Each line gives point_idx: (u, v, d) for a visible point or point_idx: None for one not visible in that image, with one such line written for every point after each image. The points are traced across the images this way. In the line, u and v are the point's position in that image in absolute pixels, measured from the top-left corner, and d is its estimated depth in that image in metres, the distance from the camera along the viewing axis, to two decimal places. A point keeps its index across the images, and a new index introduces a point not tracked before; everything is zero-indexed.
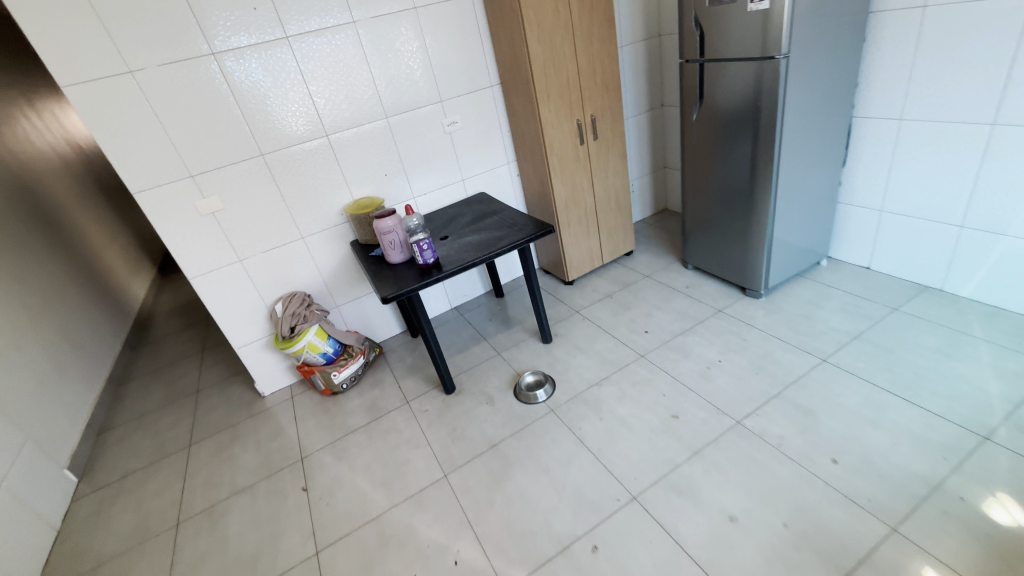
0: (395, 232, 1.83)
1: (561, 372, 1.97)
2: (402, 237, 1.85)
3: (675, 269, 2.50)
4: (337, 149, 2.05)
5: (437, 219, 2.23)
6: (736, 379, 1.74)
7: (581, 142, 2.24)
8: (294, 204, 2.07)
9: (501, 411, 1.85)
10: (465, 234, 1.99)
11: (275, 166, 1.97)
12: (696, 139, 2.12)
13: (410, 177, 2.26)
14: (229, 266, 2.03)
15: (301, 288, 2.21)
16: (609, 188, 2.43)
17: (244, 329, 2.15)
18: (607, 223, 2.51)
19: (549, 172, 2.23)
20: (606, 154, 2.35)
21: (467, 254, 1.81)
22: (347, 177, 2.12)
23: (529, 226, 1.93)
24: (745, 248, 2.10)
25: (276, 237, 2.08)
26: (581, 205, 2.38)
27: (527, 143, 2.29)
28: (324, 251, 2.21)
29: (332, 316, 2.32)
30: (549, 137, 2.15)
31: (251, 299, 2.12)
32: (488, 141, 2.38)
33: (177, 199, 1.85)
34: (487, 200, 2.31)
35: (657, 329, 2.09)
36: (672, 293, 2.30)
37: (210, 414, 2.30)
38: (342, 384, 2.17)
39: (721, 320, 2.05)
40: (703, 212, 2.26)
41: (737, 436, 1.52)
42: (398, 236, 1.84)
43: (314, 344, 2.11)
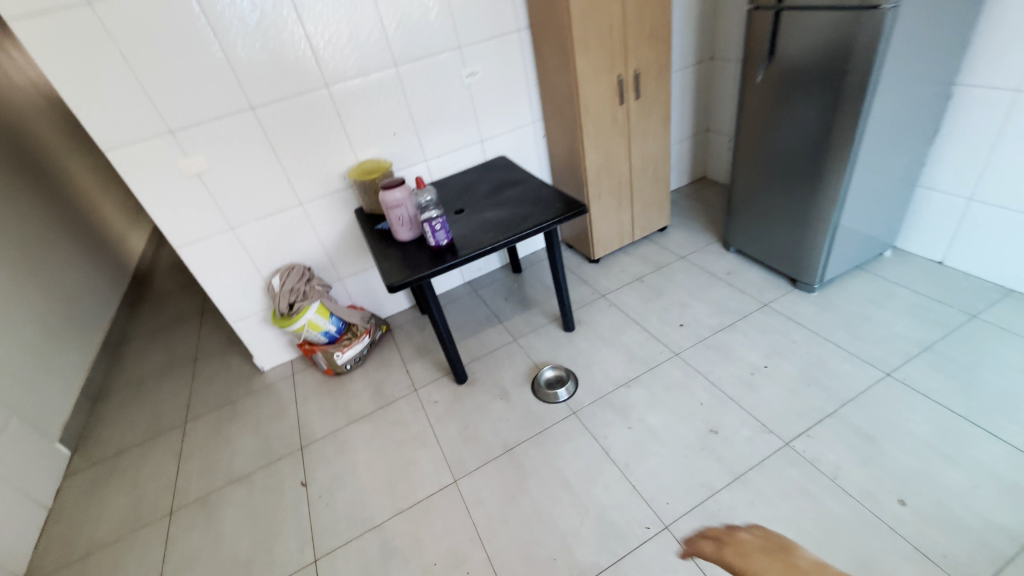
0: (404, 207, 1.59)
1: (585, 367, 1.78)
2: (412, 211, 1.61)
3: (714, 250, 2.24)
4: (339, 103, 1.78)
5: (451, 187, 1.98)
6: (784, 390, 1.54)
7: (619, 103, 1.93)
8: (291, 166, 1.82)
9: (517, 410, 1.68)
10: (483, 209, 1.75)
11: (268, 122, 1.71)
12: (757, 105, 1.80)
13: (423, 137, 1.98)
14: (220, 234, 1.82)
15: (301, 259, 2.00)
16: (648, 156, 2.14)
17: (239, 302, 1.98)
18: (641, 196, 2.23)
19: (581, 137, 1.94)
20: (648, 117, 2.04)
21: (485, 237, 1.58)
22: (350, 136, 1.86)
23: (558, 204, 1.68)
24: (802, 236, 1.84)
25: (271, 204, 1.85)
26: (614, 175, 2.10)
27: (557, 101, 1.98)
28: (325, 219, 1.98)
29: (335, 290, 2.12)
30: (584, 96, 1.85)
31: (246, 271, 1.93)
32: (512, 97, 2.07)
33: (157, 159, 1.61)
34: (509, 167, 2.04)
35: (693, 322, 1.87)
36: (711, 280, 2.06)
37: (207, 387, 2.17)
38: (346, 365, 2.01)
39: (768, 316, 1.83)
40: (755, 191, 1.98)
41: (786, 462, 1.35)
42: (407, 211, 1.60)
43: (315, 322, 1.93)
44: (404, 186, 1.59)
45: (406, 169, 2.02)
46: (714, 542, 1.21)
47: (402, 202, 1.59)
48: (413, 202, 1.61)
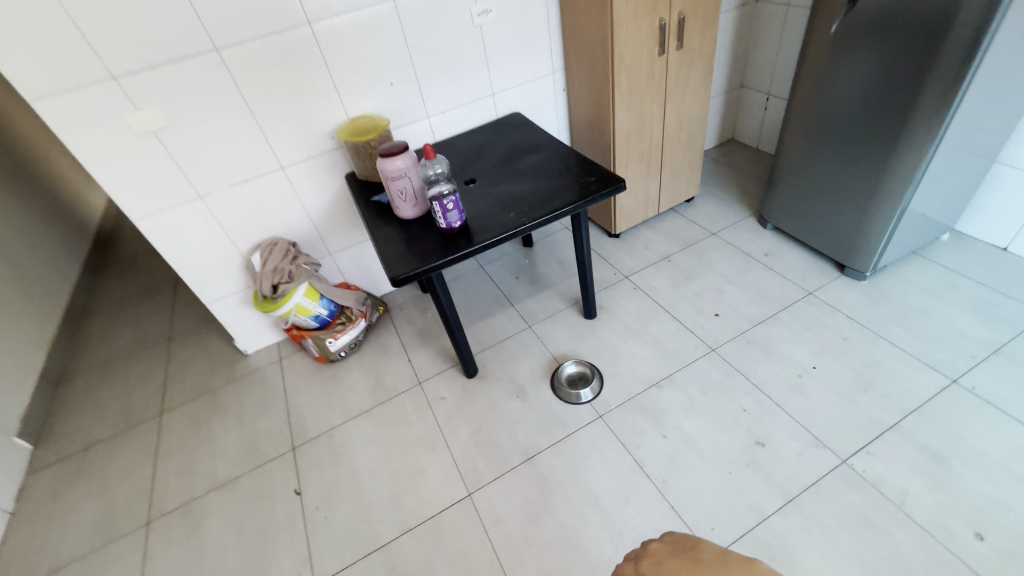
0: (406, 177, 1.32)
1: (610, 362, 1.60)
2: (416, 182, 1.34)
3: (748, 226, 2.02)
4: (324, 44, 1.45)
5: (458, 152, 1.69)
6: (837, 397, 1.38)
7: (659, 53, 1.63)
8: (267, 123, 1.51)
9: (536, 411, 1.51)
10: (500, 180, 1.48)
11: (238, 67, 1.39)
12: (823, 63, 1.52)
13: (424, 89, 1.67)
14: (185, 204, 1.53)
15: (284, 231, 1.73)
16: (683, 117, 1.86)
17: (215, 281, 1.72)
18: (672, 163, 1.98)
19: (611, 94, 1.66)
20: (689, 70, 1.75)
21: (504, 217, 1.33)
22: (338, 87, 1.54)
23: (589, 176, 1.42)
24: (859, 218, 1.62)
25: (245, 167, 1.55)
26: (645, 140, 1.83)
27: (583, 49, 1.67)
28: (312, 186, 1.69)
29: (324, 266, 1.87)
30: (620, 43, 1.54)
31: (220, 245, 1.66)
32: (529, 41, 1.74)
33: (101, 111, 1.30)
34: (526, 127, 1.75)
35: (729, 312, 1.68)
36: (747, 263, 1.85)
37: (183, 371, 1.95)
38: (340, 353, 1.80)
39: (813, 306, 1.64)
40: (805, 164, 1.73)
41: (846, 484, 1.20)
42: (409, 182, 1.33)
43: (303, 306, 1.69)
44: (405, 151, 1.31)
45: (405, 128, 1.72)
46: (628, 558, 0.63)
47: (404, 171, 1.31)
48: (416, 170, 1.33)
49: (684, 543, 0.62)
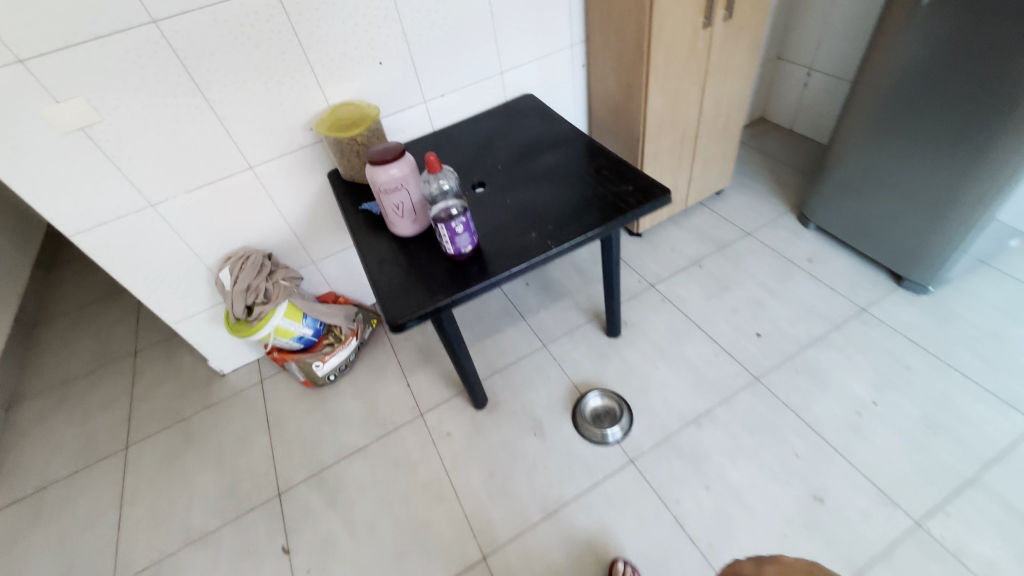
0: (404, 189, 1.07)
1: (639, 393, 1.40)
2: (417, 195, 1.09)
3: (787, 225, 1.79)
4: (295, 14, 1.16)
5: (462, 147, 1.43)
6: (905, 441, 1.21)
7: (703, 26, 1.36)
8: (227, 114, 1.23)
9: (557, 452, 1.32)
10: (515, 188, 1.23)
11: (184, 45, 1.10)
12: (901, 44, 1.26)
13: (420, 68, 1.38)
14: (133, 213, 1.27)
15: (257, 240, 1.47)
16: (722, 101, 1.60)
17: (178, 299, 1.47)
18: (705, 152, 1.73)
19: (645, 76, 1.39)
20: (735, 45, 1.47)
21: (524, 239, 1.09)
22: (314, 69, 1.25)
23: (626, 184, 1.16)
24: (927, 226, 1.40)
25: (203, 168, 1.28)
26: (677, 129, 1.57)
27: (611, 19, 1.39)
28: (288, 187, 1.42)
29: (307, 276, 1.63)
30: (660, 14, 1.26)
31: (180, 259, 1.40)
32: (545, 8, 1.44)
33: (6, 102, 1.01)
34: (542, 115, 1.48)
35: (773, 331, 1.48)
36: (789, 270, 1.64)
37: (151, 394, 1.72)
38: (328, 376, 1.58)
39: (869, 326, 1.44)
40: (863, 160, 1.49)
41: (924, 553, 1.04)
42: (409, 195, 1.08)
43: (284, 328, 1.46)
44: (402, 158, 1.05)
45: (397, 116, 1.44)
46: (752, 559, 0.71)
47: (401, 183, 1.06)
48: (416, 180, 1.08)
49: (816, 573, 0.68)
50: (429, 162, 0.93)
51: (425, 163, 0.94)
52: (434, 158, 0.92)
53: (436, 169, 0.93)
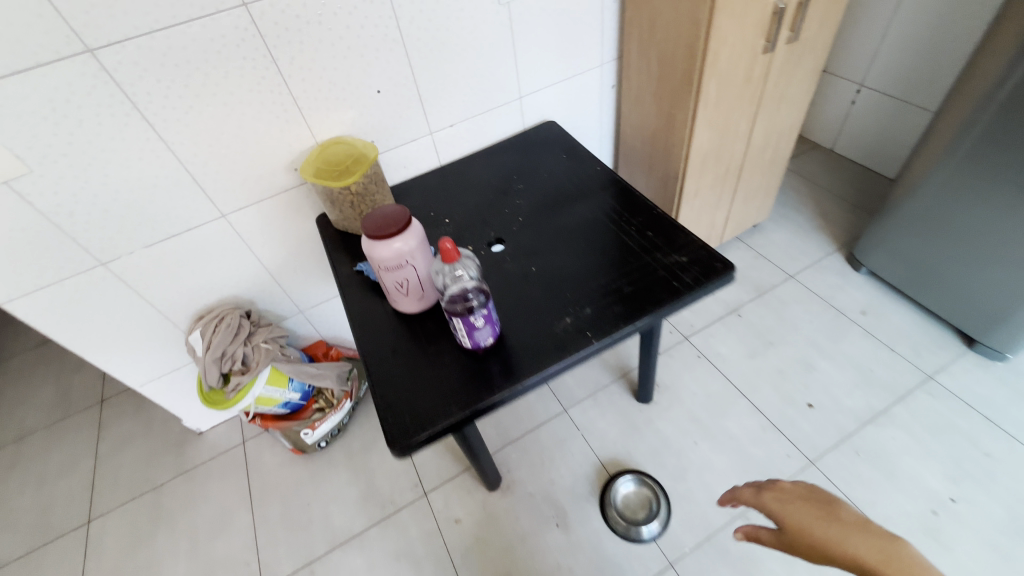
0: (409, 265, 0.86)
1: (675, 476, 1.23)
2: (423, 270, 0.88)
3: (835, 267, 1.60)
4: (272, 37, 0.93)
5: (475, 189, 1.21)
6: (990, 551, 1.04)
7: (763, 50, 1.14)
8: (192, 156, 1.00)
9: (584, 552, 1.14)
10: (541, 250, 1.03)
11: (131, 79, 0.87)
12: (1002, 79, 1.05)
13: (427, 95, 1.16)
14: (79, 273, 1.05)
15: (233, 292, 1.26)
16: (774, 130, 1.39)
17: (141, 361, 1.26)
18: (748, 185, 1.52)
19: (693, 108, 1.18)
20: (796, 69, 1.25)
21: (556, 327, 0.88)
22: (298, 99, 1.03)
23: (678, 253, 0.95)
24: (1015, 288, 1.21)
25: (164, 219, 1.06)
26: (722, 164, 1.37)
27: (655, 40, 1.17)
28: (269, 235, 1.21)
29: (294, 327, 1.43)
30: (717, 38, 1.05)
31: (141, 319, 1.19)
32: (575, 23, 1.22)
33: None
34: (568, 150, 1.27)
35: (827, 402, 1.30)
36: (841, 324, 1.45)
37: (118, 455, 1.52)
38: (319, 444, 1.40)
39: (937, 400, 1.26)
40: (937, 205, 1.29)
41: None
42: (414, 271, 0.87)
43: (267, 397, 1.26)
44: (407, 227, 0.84)
45: (400, 150, 1.22)
46: (749, 485, 0.68)
47: (406, 258, 0.85)
48: (424, 252, 0.87)
49: (822, 496, 0.63)
50: (443, 250, 0.72)
51: (439, 252, 0.73)
52: (451, 248, 0.72)
53: (453, 259, 0.73)
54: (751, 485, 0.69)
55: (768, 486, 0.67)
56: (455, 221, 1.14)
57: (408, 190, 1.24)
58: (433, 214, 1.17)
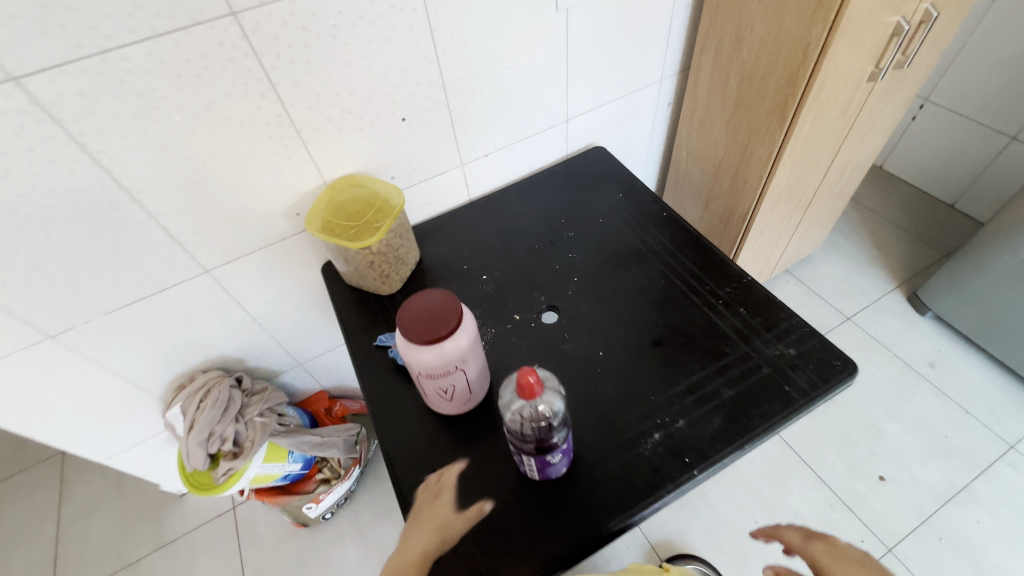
0: (456, 370, 0.66)
1: (737, 564, 1.08)
2: (472, 371, 0.69)
3: (896, 309, 1.45)
4: (271, 55, 0.70)
5: (514, 234, 1.01)
6: None
7: (870, 77, 0.94)
8: (164, 206, 0.77)
9: None
10: (608, 326, 0.84)
11: (75, 115, 0.63)
12: None
13: (461, 120, 0.94)
14: (20, 350, 0.82)
15: (219, 353, 1.04)
16: (852, 161, 1.20)
17: (106, 435, 1.04)
18: (810, 219, 1.34)
19: (779, 144, 0.99)
20: (893, 96, 1.06)
21: (642, 444, 0.70)
22: (302, 131, 0.80)
23: (783, 343, 0.78)
24: None
25: (131, 280, 0.83)
26: (794, 201, 1.19)
27: (738, 60, 0.96)
28: (264, 288, 0.99)
29: (291, 381, 1.22)
30: (828, 64, 0.85)
31: (105, 391, 0.97)
32: (639, 33, 1.00)
33: None
34: (624, 185, 1.06)
35: (900, 475, 1.17)
36: (909, 379, 1.31)
37: (85, 521, 1.31)
38: (323, 515, 1.22)
39: (1022, 475, 1.14)
40: None
41: None
42: (461, 375, 0.68)
43: (263, 475, 1.07)
44: (455, 323, 0.64)
45: (425, 185, 1.00)
46: (802, 531, 0.65)
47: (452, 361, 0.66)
48: (474, 350, 0.68)
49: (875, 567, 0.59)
50: (524, 384, 0.53)
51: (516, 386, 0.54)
52: (534, 382, 0.53)
53: (536, 395, 0.54)
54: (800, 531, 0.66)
55: (820, 538, 0.64)
56: (495, 279, 0.93)
57: (432, 232, 1.03)
58: (467, 268, 0.96)
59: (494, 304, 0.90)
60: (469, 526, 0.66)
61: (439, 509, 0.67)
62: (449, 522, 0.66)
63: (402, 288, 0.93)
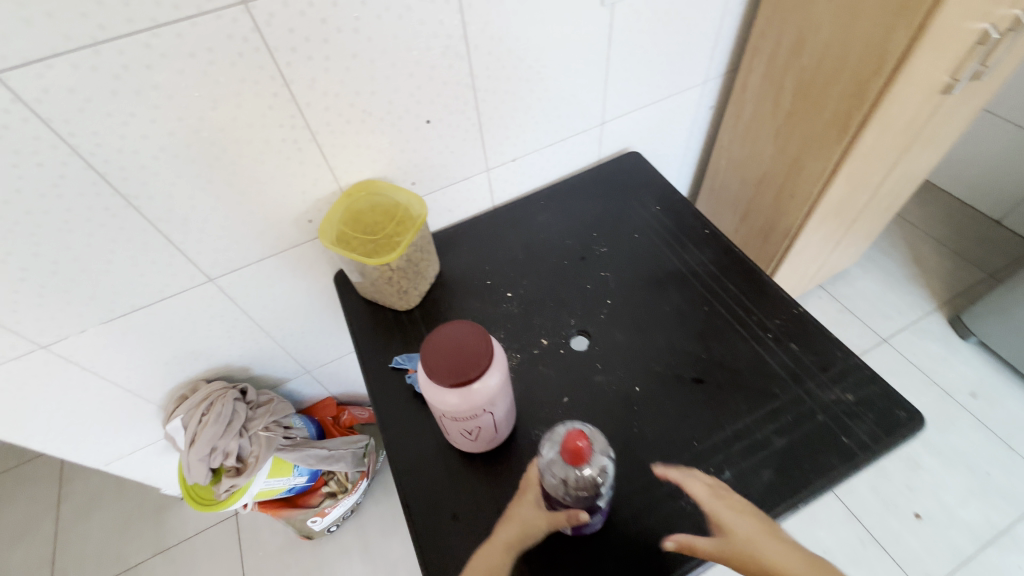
0: (484, 408, 0.60)
1: None
2: (499, 409, 0.62)
3: (936, 332, 1.37)
4: (284, 49, 0.62)
5: (541, 246, 0.93)
6: None
7: (944, 88, 0.85)
8: (164, 212, 0.70)
9: None
10: (646, 356, 0.76)
11: (63, 113, 0.56)
12: None
13: (490, 123, 0.86)
14: (11, 361, 0.76)
15: (223, 362, 0.98)
16: (907, 176, 1.11)
17: (102, 444, 0.98)
18: (853, 234, 1.26)
19: (837, 156, 0.90)
20: (963, 109, 0.96)
21: (683, 497, 0.63)
22: (317, 134, 0.72)
23: (839, 387, 0.70)
24: None
25: (128, 289, 0.77)
26: (840, 217, 1.11)
27: (798, 63, 0.88)
28: (273, 297, 0.92)
29: (297, 388, 1.16)
30: (906, 74, 0.76)
31: (102, 401, 0.91)
32: (687, 30, 0.90)
33: None
34: (663, 196, 0.98)
35: (937, 513, 1.11)
36: (948, 409, 1.24)
37: (84, 521, 1.28)
38: (329, 528, 1.18)
39: None
40: None
41: None
42: (489, 413, 0.61)
43: (268, 490, 1.03)
44: (485, 355, 0.58)
45: (448, 190, 0.92)
46: (706, 486, 0.63)
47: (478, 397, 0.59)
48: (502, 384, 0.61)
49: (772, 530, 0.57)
50: (574, 447, 0.53)
51: (564, 449, 0.54)
52: (585, 447, 0.53)
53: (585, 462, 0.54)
54: (706, 485, 0.63)
55: (723, 494, 0.62)
56: (521, 296, 0.86)
57: (453, 241, 0.96)
58: (491, 283, 0.88)
59: (520, 326, 0.82)
60: (527, 524, 0.63)
61: (523, 507, 0.64)
62: (534, 523, 0.63)
63: (421, 304, 0.86)
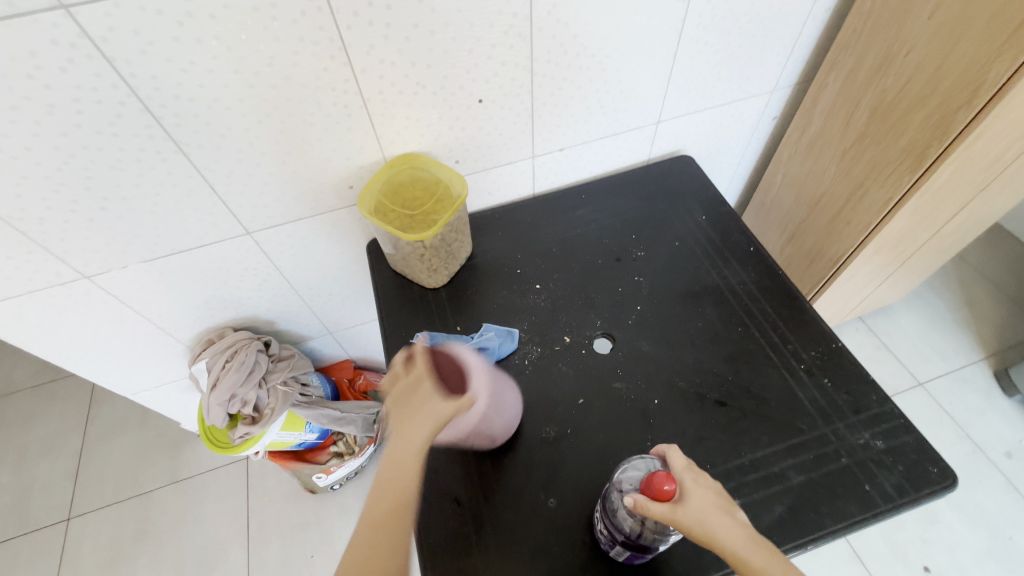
0: (423, 396, 0.66)
1: None
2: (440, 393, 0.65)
3: (978, 383, 1.30)
4: (345, 9, 0.60)
5: (576, 243, 0.91)
6: None
7: None
8: (212, 162, 0.71)
9: None
10: (670, 370, 0.74)
11: (125, 52, 0.56)
12: None
13: (542, 110, 0.83)
14: (55, 286, 0.79)
15: (251, 313, 1.00)
16: (978, 216, 1.03)
17: (131, 376, 1.03)
18: (906, 270, 1.19)
19: (908, 184, 0.85)
20: None
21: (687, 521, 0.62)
22: (368, 101, 0.71)
23: (870, 432, 0.67)
24: None
25: (171, 232, 0.79)
26: (897, 251, 1.04)
27: (880, 82, 0.82)
28: (306, 256, 0.93)
29: (318, 347, 1.18)
30: (1005, 107, 0.70)
31: (135, 334, 0.94)
32: (764, 33, 0.85)
33: None
34: (711, 206, 0.94)
35: (948, 570, 1.07)
36: (977, 466, 1.18)
37: (108, 441, 1.35)
38: (331, 486, 1.22)
39: None
40: None
41: None
42: (431, 402, 0.65)
43: (280, 441, 1.06)
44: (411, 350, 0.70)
45: (490, 172, 0.91)
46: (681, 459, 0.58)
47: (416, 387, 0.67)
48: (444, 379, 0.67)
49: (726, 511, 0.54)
50: (659, 491, 0.52)
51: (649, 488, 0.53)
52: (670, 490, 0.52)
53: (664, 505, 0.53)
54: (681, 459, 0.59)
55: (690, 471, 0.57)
56: (548, 291, 0.85)
57: (488, 225, 0.94)
58: (520, 273, 0.87)
59: (545, 320, 0.81)
60: (526, 519, 0.63)
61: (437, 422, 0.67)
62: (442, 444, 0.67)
63: (448, 283, 0.86)
